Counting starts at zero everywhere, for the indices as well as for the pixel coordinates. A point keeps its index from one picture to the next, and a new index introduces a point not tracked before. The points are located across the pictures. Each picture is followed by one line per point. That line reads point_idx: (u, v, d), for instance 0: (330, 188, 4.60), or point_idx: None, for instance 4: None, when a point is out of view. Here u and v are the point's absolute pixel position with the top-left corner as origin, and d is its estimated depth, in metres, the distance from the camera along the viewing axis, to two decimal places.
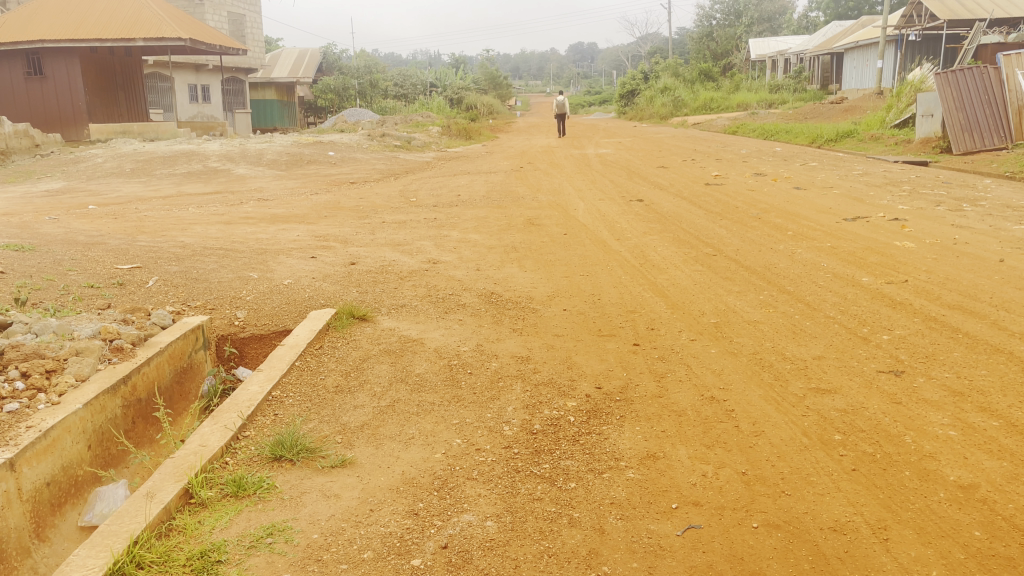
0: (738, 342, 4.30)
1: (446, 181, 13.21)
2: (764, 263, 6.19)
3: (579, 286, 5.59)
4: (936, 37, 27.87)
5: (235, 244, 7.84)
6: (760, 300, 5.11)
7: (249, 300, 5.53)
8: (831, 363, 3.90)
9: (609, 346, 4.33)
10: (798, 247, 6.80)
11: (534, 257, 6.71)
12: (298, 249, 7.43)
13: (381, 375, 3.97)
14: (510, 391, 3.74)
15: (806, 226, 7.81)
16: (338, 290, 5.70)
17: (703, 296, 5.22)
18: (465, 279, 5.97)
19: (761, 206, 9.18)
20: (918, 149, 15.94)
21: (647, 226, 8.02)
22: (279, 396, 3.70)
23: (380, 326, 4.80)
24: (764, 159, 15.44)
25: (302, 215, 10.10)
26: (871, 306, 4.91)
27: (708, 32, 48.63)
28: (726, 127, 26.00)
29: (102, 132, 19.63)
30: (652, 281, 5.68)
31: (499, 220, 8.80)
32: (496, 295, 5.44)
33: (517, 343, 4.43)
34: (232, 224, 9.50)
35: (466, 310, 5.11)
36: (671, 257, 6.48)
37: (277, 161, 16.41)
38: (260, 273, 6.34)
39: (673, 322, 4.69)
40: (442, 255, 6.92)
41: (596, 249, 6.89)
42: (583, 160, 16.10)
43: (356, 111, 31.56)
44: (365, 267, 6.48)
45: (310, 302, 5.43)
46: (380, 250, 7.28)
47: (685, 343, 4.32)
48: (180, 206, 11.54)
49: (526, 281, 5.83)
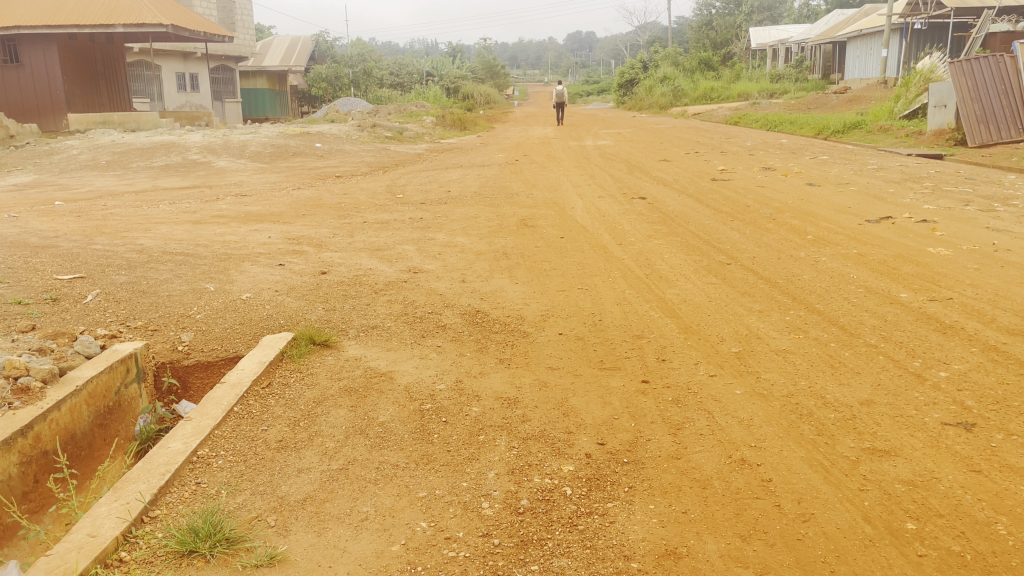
0: (767, 379, 3.61)
1: (437, 175, 12.49)
2: (786, 274, 5.49)
3: (577, 303, 4.88)
4: (942, 26, 27.19)
5: (199, 248, 7.13)
6: (786, 321, 4.42)
7: (199, 319, 4.83)
8: (883, 411, 3.22)
9: (612, 384, 3.63)
10: (822, 254, 6.10)
11: (526, 265, 6.00)
12: (266, 255, 6.71)
13: (335, 424, 3.27)
14: (493, 448, 3.04)
15: (826, 228, 7.13)
16: (304, 307, 5.01)
17: (720, 317, 4.53)
18: (448, 293, 5.27)
19: (773, 205, 8.51)
20: (931, 142, 15.25)
21: (652, 228, 7.32)
22: (207, 455, 3.00)
23: (345, 355, 4.10)
24: (772, 151, 14.74)
25: (278, 213, 9.38)
26: (917, 331, 4.21)
27: (708, 21, 47.88)
28: (727, 118, 25.27)
29: (81, 122, 18.85)
30: (661, 296, 4.97)
31: (490, 220, 8.11)
32: (482, 314, 4.74)
33: (504, 379, 3.73)
34: (202, 223, 8.77)
35: (446, 334, 4.41)
36: (680, 266, 5.77)
37: (261, 153, 15.64)
38: (218, 284, 5.64)
39: (689, 351, 3.99)
40: (425, 262, 6.22)
41: (596, 256, 6.18)
42: (582, 151, 15.40)
43: (349, 101, 30.78)
44: (336, 277, 5.79)
45: (269, 322, 4.74)
46: (356, 255, 6.57)
47: (703, 380, 3.62)
48: (152, 202, 10.81)
49: (517, 296, 5.14)
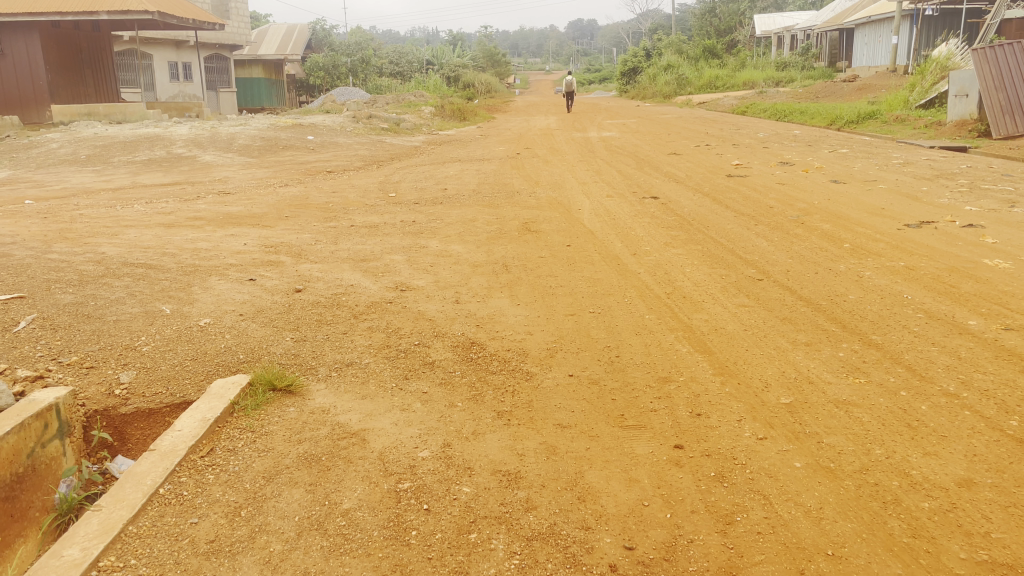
0: (831, 445, 2.89)
1: (433, 170, 11.76)
2: (827, 294, 4.77)
3: (589, 333, 4.14)
4: (955, 12, 26.30)
5: (165, 257, 6.41)
6: (840, 359, 3.69)
7: (145, 352, 4.11)
8: (989, 499, 2.51)
9: (638, 451, 2.90)
10: (864, 267, 5.36)
11: (528, 281, 5.27)
12: (237, 267, 5.99)
13: (285, 514, 2.55)
14: (489, 555, 2.33)
15: (863, 235, 6.41)
16: (270, 336, 4.29)
17: (759, 353, 3.79)
18: (438, 318, 4.54)
19: (797, 206, 7.79)
20: (953, 133, 14.49)
21: (668, 234, 6.59)
22: (111, 569, 2.31)
23: (308, 407, 3.38)
24: (786, 143, 14.00)
25: (260, 214, 8.66)
26: (1002, 371, 3.50)
27: (711, 8, 46.76)
28: (734, 107, 24.47)
29: (66, 113, 18.06)
30: (686, 325, 4.24)
31: (489, 224, 7.38)
32: (477, 347, 4.01)
33: (503, 444, 2.99)
34: (175, 227, 8.05)
35: (433, 376, 3.68)
36: (705, 283, 5.06)
37: (249, 146, 14.89)
38: (176, 305, 4.92)
39: (729, 403, 3.27)
40: (415, 277, 5.50)
41: (607, 270, 5.46)
42: (587, 144, 14.66)
43: (346, 91, 29.90)
44: (312, 295, 5.07)
45: (225, 357, 4.02)
46: (337, 267, 5.85)
47: (752, 446, 2.90)
48: (127, 201, 10.08)
49: (518, 323, 4.40)
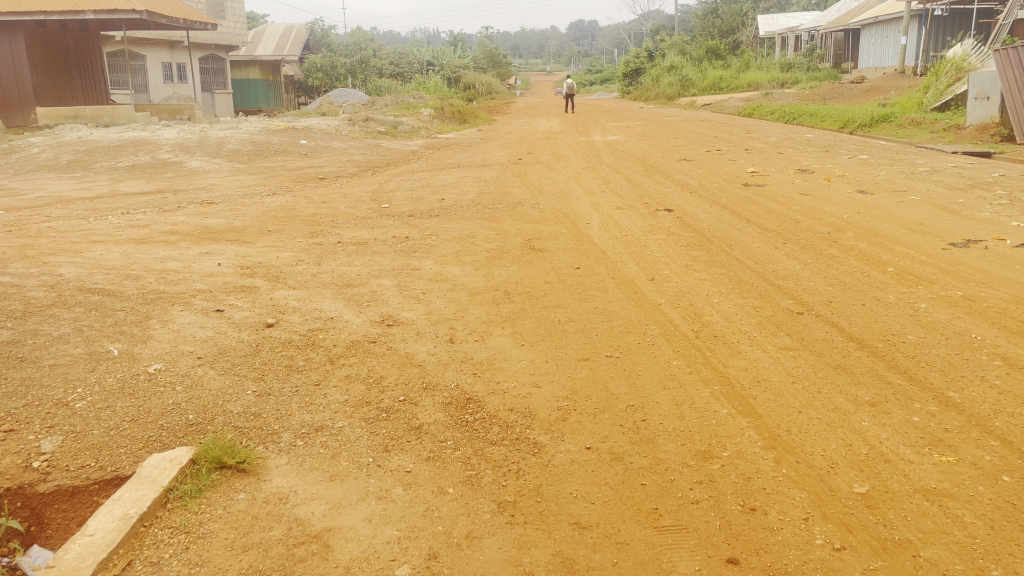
0: (933, 562, 2.24)
1: (430, 178, 11.12)
2: (882, 332, 4.11)
3: (607, 387, 3.48)
4: (965, 12, 25.59)
5: (127, 281, 5.74)
6: (916, 427, 3.04)
7: (77, 410, 3.44)
8: None
9: (681, 570, 2.26)
10: (917, 297, 4.71)
11: (533, 313, 4.61)
12: (204, 293, 5.32)
13: None
14: None
15: (905, 256, 5.75)
16: (229, 387, 3.62)
17: (816, 417, 3.12)
18: (429, 363, 3.88)
19: (826, 220, 7.13)
20: (975, 136, 13.80)
21: (688, 255, 5.94)
22: None
23: (261, 494, 2.71)
24: (801, 148, 13.35)
25: (242, 228, 7.98)
26: None
27: (714, 9, 46.05)
28: (741, 109, 23.77)
29: (51, 116, 17.39)
30: (722, 374, 3.57)
31: (489, 241, 6.72)
32: (473, 406, 3.34)
33: (505, 555, 2.34)
34: (147, 242, 7.38)
35: (420, 446, 3.02)
36: (738, 317, 4.40)
37: (238, 151, 14.21)
38: (127, 343, 4.25)
39: (790, 491, 2.61)
40: (404, 307, 4.84)
41: (624, 299, 4.80)
42: (592, 148, 14.02)
43: (343, 92, 29.18)
44: (284, 332, 4.40)
45: (171, 418, 3.35)
46: (317, 295, 5.18)
47: (828, 563, 2.25)
48: (102, 212, 9.42)
49: (522, 371, 3.73)
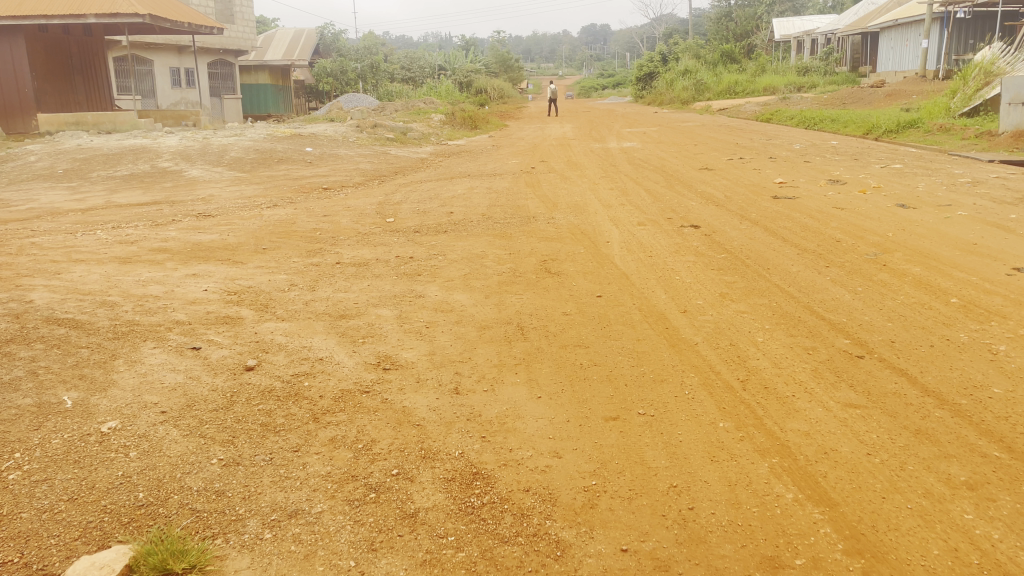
0: None
1: (438, 188, 10.55)
2: (962, 384, 3.49)
3: (642, 459, 2.88)
4: (989, 15, 24.82)
5: (100, 309, 5.18)
6: None
7: (9, 485, 2.86)
8: None
9: None
10: (993, 337, 4.09)
11: (550, 354, 4.02)
12: (182, 326, 4.75)
13: None
14: None
15: (966, 283, 5.12)
16: (191, 455, 3.04)
17: (905, 506, 2.53)
18: (430, 421, 3.29)
19: (870, 239, 6.51)
20: (1010, 144, 13.07)
21: (722, 280, 5.33)
22: None
23: None
24: (828, 156, 12.68)
25: (236, 245, 7.43)
26: None
27: (728, 12, 45.29)
28: (758, 114, 23.11)
29: (52, 122, 16.91)
30: (781, 443, 2.96)
31: (500, 263, 6.14)
32: (481, 484, 2.76)
33: None
34: (132, 262, 6.83)
35: (413, 545, 2.43)
36: (789, 363, 3.78)
37: (241, 159, 13.71)
38: (83, 392, 3.68)
39: None
40: (404, 345, 4.26)
41: (654, 337, 4.20)
42: (607, 155, 13.40)
43: (352, 97, 28.63)
44: (265, 378, 3.82)
45: (117, 497, 2.78)
46: (308, 329, 4.61)
47: None
48: (92, 226, 8.88)
49: (540, 435, 3.12)
